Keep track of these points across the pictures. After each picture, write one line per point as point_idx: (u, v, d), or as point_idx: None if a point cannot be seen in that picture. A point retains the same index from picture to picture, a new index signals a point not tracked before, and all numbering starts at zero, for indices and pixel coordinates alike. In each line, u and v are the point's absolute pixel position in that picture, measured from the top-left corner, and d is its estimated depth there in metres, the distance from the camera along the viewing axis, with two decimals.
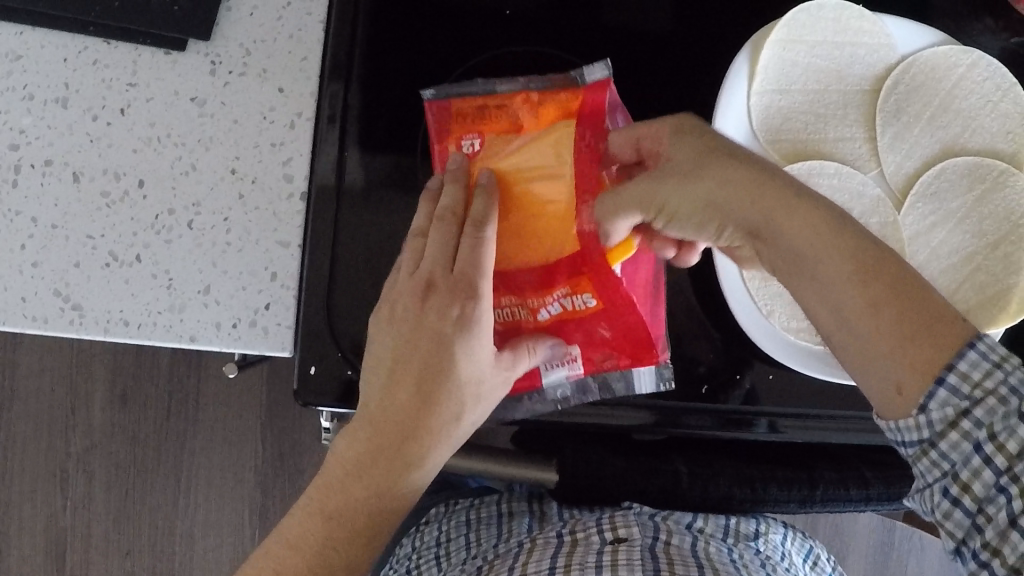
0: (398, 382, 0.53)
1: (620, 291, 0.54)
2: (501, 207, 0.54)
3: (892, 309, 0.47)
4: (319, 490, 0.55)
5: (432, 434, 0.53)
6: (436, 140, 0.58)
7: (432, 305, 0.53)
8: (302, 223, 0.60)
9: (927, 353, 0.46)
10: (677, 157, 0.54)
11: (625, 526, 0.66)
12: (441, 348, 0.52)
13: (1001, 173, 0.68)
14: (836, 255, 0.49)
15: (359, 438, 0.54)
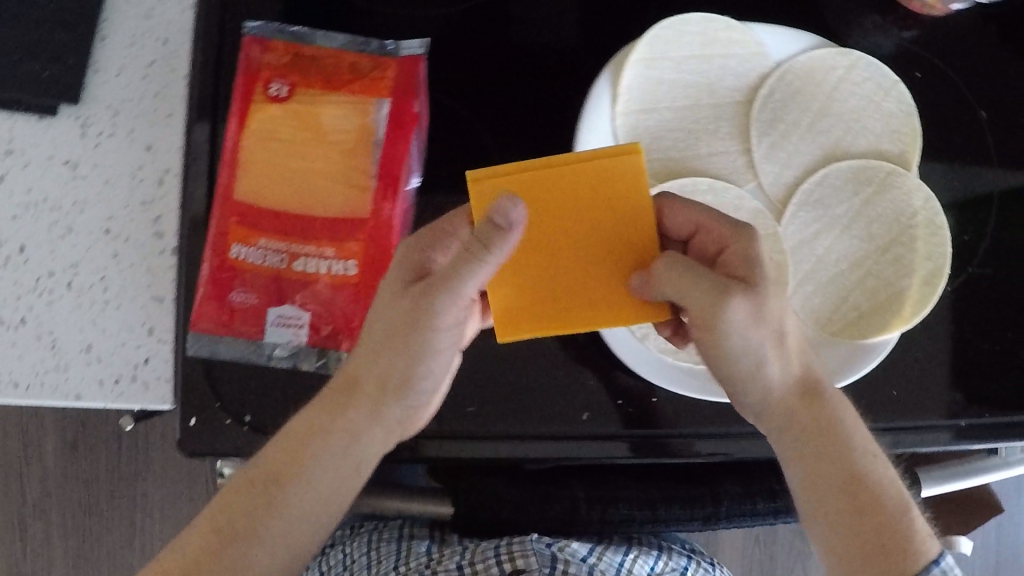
0: (359, 370, 0.58)
1: (382, 257, 0.60)
2: (295, 155, 0.61)
3: (858, 505, 0.53)
4: (247, 478, 0.56)
5: (361, 425, 0.57)
6: (244, 75, 0.61)
7: (432, 279, 0.54)
8: (176, 278, 0.61)
9: (881, 559, 0.51)
10: (730, 320, 0.53)
11: (523, 555, 0.67)
12: (429, 325, 0.55)
13: (888, 174, 0.67)
14: (827, 466, 0.54)
15: (325, 413, 0.57)
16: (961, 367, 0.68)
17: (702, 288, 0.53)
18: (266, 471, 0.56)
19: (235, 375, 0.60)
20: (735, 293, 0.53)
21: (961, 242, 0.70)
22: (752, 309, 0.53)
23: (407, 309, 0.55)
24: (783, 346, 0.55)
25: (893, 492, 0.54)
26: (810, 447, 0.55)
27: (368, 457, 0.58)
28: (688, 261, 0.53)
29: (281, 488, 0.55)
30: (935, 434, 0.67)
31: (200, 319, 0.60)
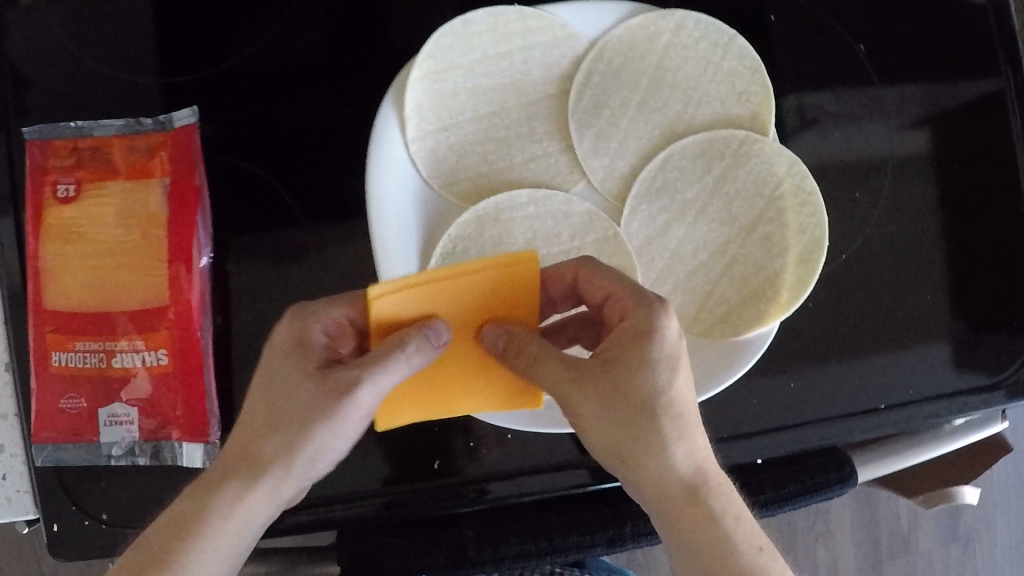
0: (247, 451, 0.49)
1: (194, 339, 0.59)
2: (91, 254, 0.59)
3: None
4: (134, 556, 0.47)
5: (265, 468, 0.49)
6: (33, 180, 0.59)
7: (308, 368, 0.48)
8: (13, 393, 0.61)
9: None
10: (655, 361, 0.48)
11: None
12: (319, 412, 0.47)
13: (742, 143, 0.60)
14: (722, 562, 0.47)
15: (199, 500, 0.48)
16: (870, 342, 0.63)
17: (655, 343, 0.48)
18: (130, 571, 0.46)
19: (87, 479, 0.60)
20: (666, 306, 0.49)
21: (850, 198, 0.63)
22: (673, 331, 0.49)
23: (283, 383, 0.48)
24: (683, 407, 0.49)
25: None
26: (693, 532, 0.47)
27: (242, 549, 0.49)
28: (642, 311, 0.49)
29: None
30: (845, 425, 0.62)
31: (41, 432, 0.59)
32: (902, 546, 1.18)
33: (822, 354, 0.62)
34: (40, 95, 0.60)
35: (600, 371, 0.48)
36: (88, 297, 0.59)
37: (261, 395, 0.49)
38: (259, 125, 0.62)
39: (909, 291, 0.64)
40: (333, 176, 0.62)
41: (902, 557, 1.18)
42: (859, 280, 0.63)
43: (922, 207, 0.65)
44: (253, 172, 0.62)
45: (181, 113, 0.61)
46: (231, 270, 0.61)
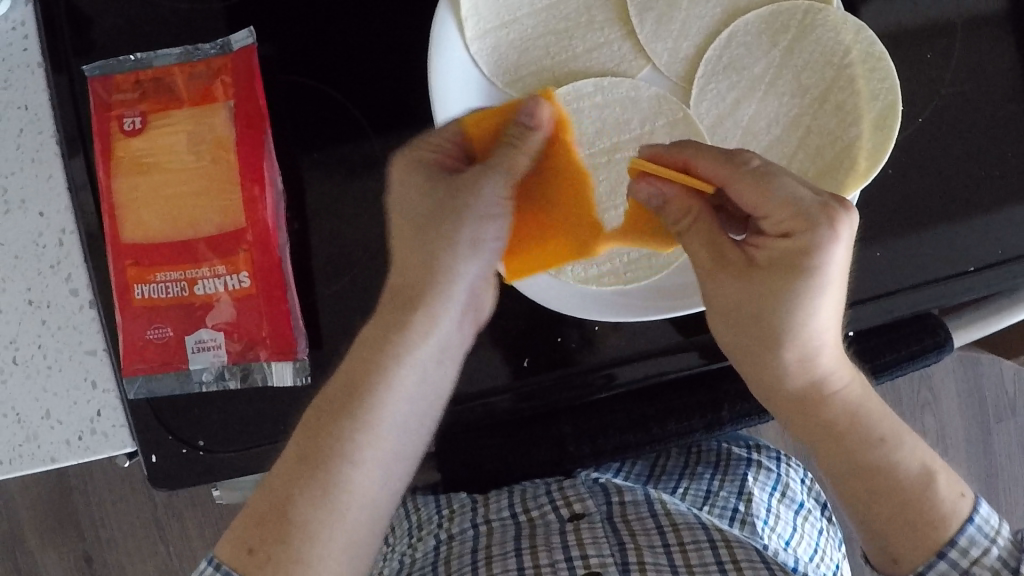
0: (396, 287, 0.52)
1: (272, 260, 0.60)
2: (163, 182, 0.59)
3: (865, 476, 0.50)
4: (334, 389, 0.50)
5: (434, 293, 0.51)
6: (99, 116, 0.60)
7: (448, 185, 0.51)
8: (100, 329, 0.62)
9: (895, 526, 0.49)
10: (817, 281, 0.47)
11: (579, 500, 0.62)
12: (461, 226, 0.50)
13: (806, 15, 0.59)
14: (857, 438, 0.50)
15: (380, 330, 0.50)
16: (953, 206, 0.61)
17: (813, 261, 0.46)
18: (337, 392, 0.49)
19: (180, 405, 0.60)
20: (834, 217, 0.45)
21: (920, 61, 0.62)
22: (844, 245, 0.46)
23: (429, 205, 0.51)
24: (829, 312, 0.48)
25: (916, 467, 0.50)
26: (814, 419, 0.51)
27: (430, 368, 0.51)
28: (785, 231, 0.46)
29: (364, 408, 0.48)
30: (947, 286, 0.61)
31: (132, 363, 0.60)
32: (1007, 408, 1.14)
33: (904, 219, 0.61)
34: (95, 38, 0.61)
35: (739, 275, 0.49)
36: (166, 227, 0.60)
37: (404, 237, 0.52)
38: (313, 42, 0.61)
39: (991, 147, 0.62)
40: (395, 82, 0.60)
41: (1010, 420, 1.14)
42: (940, 143, 0.62)
43: (1001, 59, 0.62)
44: (312, 87, 0.61)
45: (238, 35, 0.60)
46: (306, 185, 0.61)
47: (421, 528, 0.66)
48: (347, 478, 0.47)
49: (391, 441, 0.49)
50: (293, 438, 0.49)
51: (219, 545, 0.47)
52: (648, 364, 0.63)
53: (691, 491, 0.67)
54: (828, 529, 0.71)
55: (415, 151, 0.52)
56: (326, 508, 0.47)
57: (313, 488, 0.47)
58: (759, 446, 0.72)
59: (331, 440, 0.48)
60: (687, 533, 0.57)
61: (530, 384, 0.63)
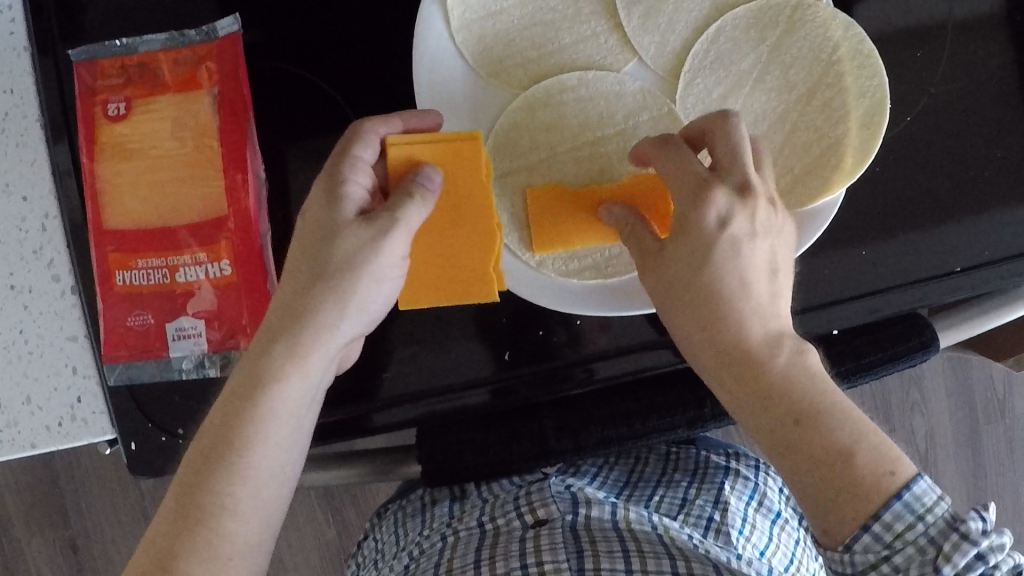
0: (272, 312, 0.49)
1: (253, 250, 0.60)
2: (147, 169, 0.59)
3: (792, 453, 0.44)
4: (204, 438, 0.47)
5: (276, 349, 0.47)
6: (83, 100, 0.60)
7: (331, 227, 0.48)
8: (82, 315, 0.61)
9: (818, 498, 0.43)
10: (704, 246, 0.48)
11: (544, 504, 0.63)
12: (336, 271, 0.48)
13: (795, 10, 0.58)
14: (780, 411, 0.45)
15: (246, 368, 0.47)
16: (939, 207, 0.61)
17: (692, 235, 0.48)
18: (212, 437, 0.46)
19: (160, 393, 0.60)
20: (712, 194, 0.48)
21: (911, 59, 0.62)
22: (721, 217, 0.48)
23: (309, 239, 0.49)
24: (738, 288, 0.48)
25: (838, 436, 0.43)
26: (755, 398, 0.46)
27: (303, 409, 0.48)
28: (698, 183, 0.48)
29: (239, 455, 0.45)
30: (930, 289, 0.61)
31: (112, 351, 0.60)
32: (997, 410, 1.14)
33: (888, 220, 0.61)
34: (83, 24, 0.60)
35: (655, 261, 0.51)
36: (149, 214, 0.60)
37: (297, 242, 0.50)
38: (299, 30, 0.60)
39: (978, 148, 0.61)
40: (382, 72, 0.61)
41: (999, 422, 1.14)
42: (928, 142, 0.61)
43: (992, 60, 0.62)
44: (300, 76, 0.60)
45: (222, 22, 0.60)
46: (289, 174, 0.61)
47: (404, 548, 0.66)
48: (216, 531, 0.44)
49: (276, 480, 0.47)
50: (172, 489, 0.46)
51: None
52: (624, 361, 0.64)
53: (666, 500, 0.66)
54: (805, 539, 0.70)
55: (334, 164, 0.50)
56: (208, 558, 0.44)
57: (196, 541, 0.44)
58: (738, 455, 0.72)
59: (207, 489, 0.45)
60: (646, 546, 0.58)
61: (511, 377, 0.63)
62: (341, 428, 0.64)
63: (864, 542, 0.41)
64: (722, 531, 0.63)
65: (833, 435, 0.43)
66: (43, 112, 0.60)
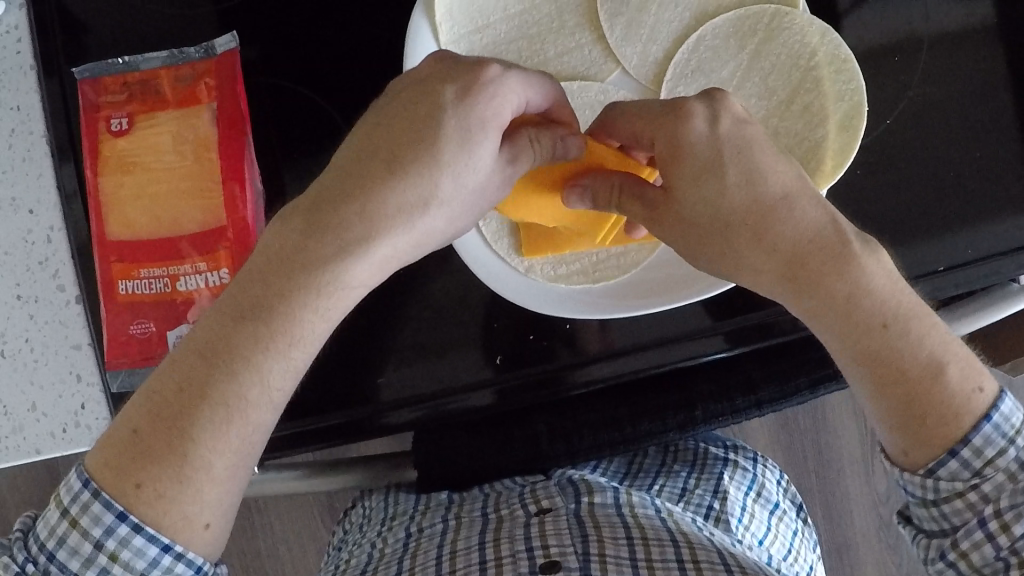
0: (326, 187, 0.44)
1: (251, 259, 0.61)
2: (150, 181, 0.62)
3: (885, 373, 0.46)
4: (235, 297, 0.43)
5: (343, 234, 0.43)
6: (87, 116, 0.62)
7: (428, 122, 0.45)
8: (86, 323, 0.63)
9: (909, 418, 0.45)
10: (701, 161, 0.47)
11: (547, 496, 0.63)
12: (421, 165, 0.45)
13: (773, 18, 0.60)
14: (861, 323, 0.46)
15: (300, 238, 0.43)
16: (922, 208, 0.62)
17: (686, 156, 0.47)
18: (255, 302, 0.43)
19: None
20: (687, 105, 0.48)
21: (889, 65, 0.63)
22: (705, 124, 0.47)
23: (399, 115, 0.45)
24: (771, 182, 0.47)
25: (927, 354, 0.45)
26: (819, 305, 0.47)
27: (349, 306, 0.45)
28: (668, 105, 0.48)
29: (287, 339, 0.43)
30: (918, 287, 0.62)
31: (115, 358, 0.61)
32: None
33: (871, 221, 0.62)
34: (87, 44, 0.63)
35: (668, 201, 0.49)
36: (151, 224, 0.62)
37: (381, 119, 0.45)
38: (295, 47, 0.63)
39: (958, 149, 0.63)
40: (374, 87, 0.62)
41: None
42: (907, 144, 0.63)
43: (969, 64, 0.64)
44: (293, 91, 0.63)
45: (221, 39, 0.62)
46: (285, 185, 0.63)
47: (395, 518, 0.66)
48: (241, 415, 0.42)
49: (302, 372, 0.44)
50: (191, 345, 0.43)
51: (88, 454, 0.43)
52: (617, 363, 0.65)
53: (666, 488, 0.67)
54: (802, 530, 0.71)
55: (460, 56, 0.47)
56: (222, 439, 0.42)
57: (215, 417, 0.42)
58: (736, 447, 0.72)
59: (246, 363, 0.42)
60: (651, 532, 0.59)
61: (510, 381, 0.64)
62: (340, 430, 0.64)
63: (950, 469, 0.45)
64: (721, 518, 0.64)
65: (925, 361, 0.45)
66: (49, 130, 0.62)
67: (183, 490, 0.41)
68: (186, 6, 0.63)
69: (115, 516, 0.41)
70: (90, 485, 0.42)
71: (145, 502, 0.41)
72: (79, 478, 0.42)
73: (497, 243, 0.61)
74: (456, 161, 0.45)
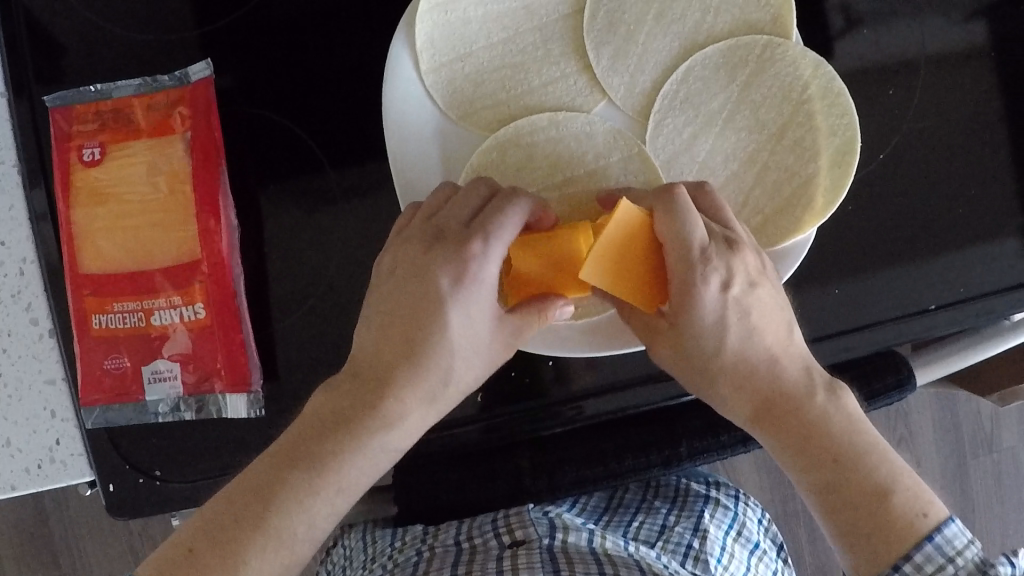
0: (364, 353, 0.49)
1: (226, 293, 0.60)
2: (123, 213, 0.60)
3: (830, 500, 0.46)
4: (274, 455, 0.46)
5: (381, 406, 0.47)
6: (59, 145, 0.60)
7: (434, 303, 0.48)
8: (60, 357, 0.62)
9: (881, 547, 0.43)
10: (695, 327, 0.48)
11: (520, 526, 0.62)
12: (446, 282, 0.48)
13: (765, 49, 0.58)
14: (824, 443, 0.47)
15: (342, 405, 0.47)
16: (913, 248, 0.61)
17: (689, 315, 0.47)
18: (296, 453, 0.46)
19: (137, 435, 0.61)
20: (700, 279, 0.46)
21: (885, 98, 0.62)
22: (717, 294, 0.47)
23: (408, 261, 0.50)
24: (766, 342, 0.49)
25: (878, 480, 0.45)
26: (790, 433, 0.48)
27: (385, 458, 0.48)
28: (683, 272, 0.46)
29: (320, 478, 0.45)
30: (911, 323, 0.61)
31: (90, 395, 0.60)
32: (985, 444, 1.19)
33: (864, 259, 0.61)
34: (62, 68, 0.61)
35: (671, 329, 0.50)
36: (125, 258, 0.60)
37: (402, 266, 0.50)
38: (276, 76, 0.61)
39: (952, 187, 0.62)
40: (357, 119, 0.61)
41: (987, 456, 1.19)
42: (900, 180, 0.61)
43: (966, 100, 0.62)
44: (278, 123, 0.61)
45: (195, 67, 0.61)
46: (263, 218, 0.61)
47: (374, 559, 0.64)
48: (283, 541, 0.44)
49: (332, 509, 0.46)
50: (218, 497, 0.45)
51: (137, 568, 0.44)
52: (602, 402, 0.63)
53: (644, 527, 0.67)
54: (784, 569, 0.71)
55: (490, 219, 0.48)
56: (251, 575, 0.43)
57: (264, 546, 0.44)
58: (719, 483, 0.72)
59: (284, 508, 0.44)
60: (624, 569, 0.59)
61: (498, 416, 0.63)
62: None
63: None
64: (699, 561, 0.63)
65: (883, 490, 0.45)
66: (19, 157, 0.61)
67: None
68: (163, 30, 0.61)
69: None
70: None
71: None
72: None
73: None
74: (448, 338, 0.48)
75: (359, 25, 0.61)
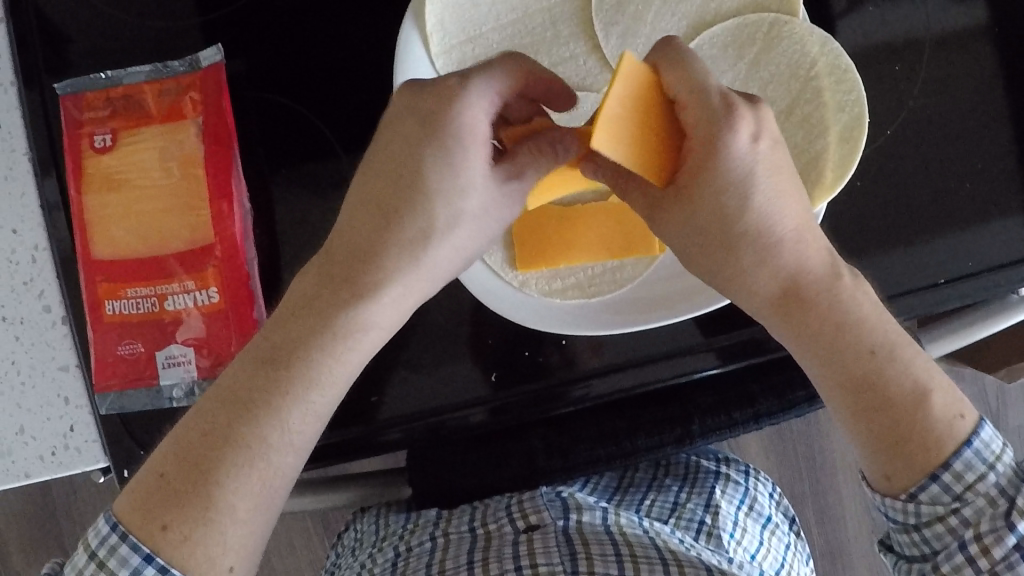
0: (338, 244, 0.47)
1: (239, 278, 0.60)
2: (135, 198, 0.60)
3: (863, 400, 0.45)
4: (254, 359, 0.45)
5: (362, 294, 0.46)
6: (70, 131, 0.60)
7: (420, 193, 0.46)
8: (73, 345, 0.62)
9: (903, 459, 0.45)
10: (730, 181, 0.45)
11: (535, 510, 0.63)
12: (433, 147, 0.46)
13: (772, 26, 0.59)
14: (848, 342, 0.46)
15: (308, 308, 0.46)
16: (922, 222, 0.62)
17: (722, 164, 0.44)
18: (265, 358, 0.45)
19: (152, 420, 0.61)
20: (733, 124, 0.44)
21: (890, 74, 0.63)
22: (750, 141, 0.44)
23: (398, 143, 0.47)
24: (778, 223, 0.46)
25: (910, 384, 0.45)
26: (803, 326, 0.47)
27: (370, 345, 0.47)
28: (711, 120, 0.44)
29: (301, 382, 0.45)
30: (921, 298, 0.61)
31: (104, 380, 0.60)
32: (990, 423, 1.19)
33: (873, 233, 0.61)
34: (71, 58, 0.61)
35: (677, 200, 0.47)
36: (138, 243, 0.60)
37: (386, 151, 0.47)
38: (286, 61, 0.61)
39: (960, 160, 0.62)
40: (369, 101, 0.61)
41: (993, 435, 1.19)
42: (907, 155, 0.62)
43: (972, 74, 0.63)
44: (289, 108, 0.61)
45: (206, 53, 0.61)
46: (276, 202, 0.61)
47: (386, 539, 0.65)
48: (270, 449, 0.44)
49: (321, 403, 0.46)
50: (198, 413, 0.45)
51: (116, 498, 0.45)
52: (613, 379, 0.64)
53: (657, 505, 0.67)
54: (796, 543, 0.71)
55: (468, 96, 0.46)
56: (249, 482, 0.44)
57: (238, 459, 0.44)
58: (728, 460, 0.72)
59: (266, 410, 0.44)
60: (639, 548, 0.60)
61: (512, 396, 0.64)
62: (328, 450, 0.64)
63: (931, 493, 0.44)
64: (712, 537, 0.64)
65: (914, 397, 0.45)
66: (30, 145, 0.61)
67: (209, 541, 0.43)
68: (173, 18, 0.62)
69: (143, 557, 0.43)
70: (119, 529, 0.43)
71: (173, 547, 0.43)
72: (108, 522, 0.44)
73: (490, 256, 0.59)
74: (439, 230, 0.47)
75: (368, 8, 0.61)
